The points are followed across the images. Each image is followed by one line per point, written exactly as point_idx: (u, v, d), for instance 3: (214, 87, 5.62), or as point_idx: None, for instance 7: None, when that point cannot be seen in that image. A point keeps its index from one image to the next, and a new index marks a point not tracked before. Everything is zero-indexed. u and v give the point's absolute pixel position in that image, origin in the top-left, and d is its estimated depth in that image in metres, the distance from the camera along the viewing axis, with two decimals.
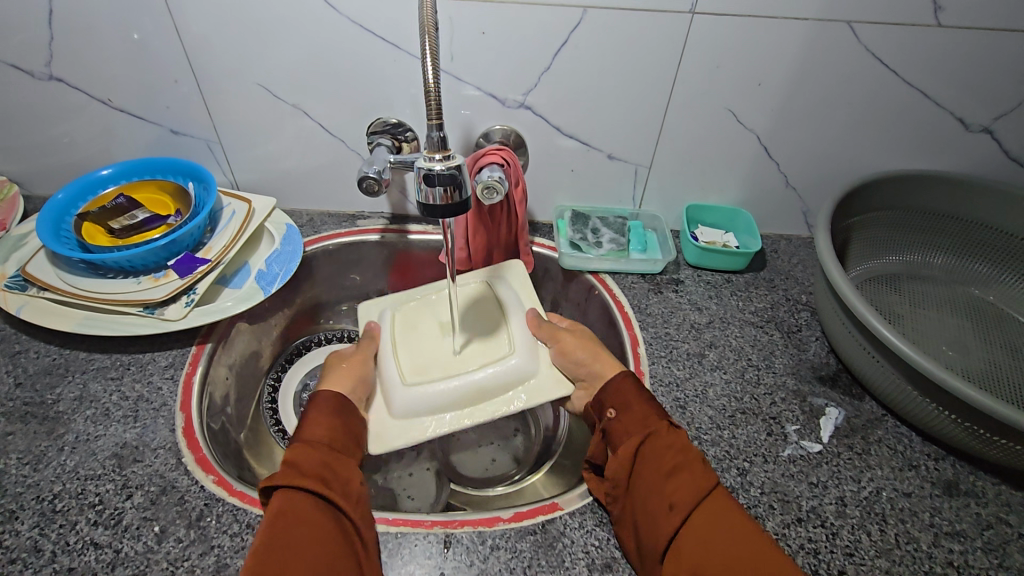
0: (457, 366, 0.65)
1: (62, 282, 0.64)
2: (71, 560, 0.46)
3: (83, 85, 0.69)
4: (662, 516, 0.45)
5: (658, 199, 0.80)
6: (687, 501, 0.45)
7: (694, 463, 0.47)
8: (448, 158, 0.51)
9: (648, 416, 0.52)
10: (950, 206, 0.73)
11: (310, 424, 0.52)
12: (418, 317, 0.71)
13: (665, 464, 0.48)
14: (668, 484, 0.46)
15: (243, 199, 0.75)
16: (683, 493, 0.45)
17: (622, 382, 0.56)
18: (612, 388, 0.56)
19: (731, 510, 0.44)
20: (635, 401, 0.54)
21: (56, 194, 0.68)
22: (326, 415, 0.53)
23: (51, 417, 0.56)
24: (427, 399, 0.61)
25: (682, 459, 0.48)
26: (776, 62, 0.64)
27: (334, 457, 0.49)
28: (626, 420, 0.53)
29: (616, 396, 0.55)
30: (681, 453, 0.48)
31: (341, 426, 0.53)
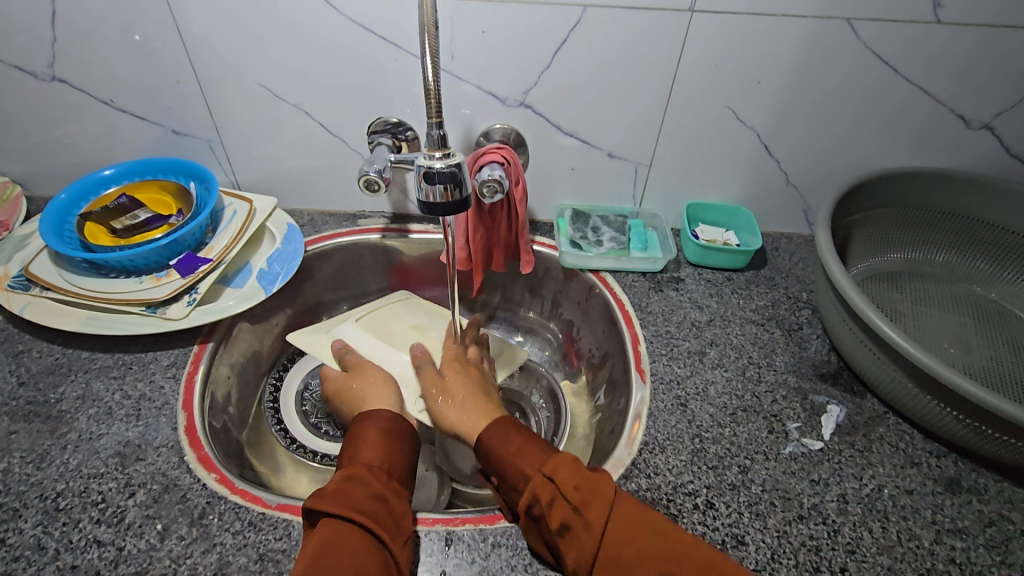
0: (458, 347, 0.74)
1: (65, 282, 0.64)
2: (75, 558, 0.46)
3: (85, 86, 0.69)
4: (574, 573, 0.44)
5: (658, 197, 0.80)
6: (583, 560, 0.43)
7: (579, 513, 0.44)
8: (447, 156, 0.51)
9: (524, 467, 0.49)
10: (951, 203, 0.73)
11: (369, 442, 0.52)
12: (390, 325, 0.76)
13: (552, 522, 0.45)
14: (566, 545, 0.44)
15: (244, 199, 0.75)
16: (579, 551, 0.44)
17: (495, 431, 0.53)
18: (487, 441, 0.52)
19: (649, 538, 0.43)
20: (508, 453, 0.50)
21: (59, 194, 0.68)
22: (384, 436, 0.53)
23: (54, 416, 0.56)
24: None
25: (562, 508, 0.45)
26: (776, 59, 0.64)
27: (380, 477, 0.49)
28: (507, 474, 0.50)
29: (490, 454, 0.52)
30: (561, 500, 0.45)
31: (393, 448, 0.53)
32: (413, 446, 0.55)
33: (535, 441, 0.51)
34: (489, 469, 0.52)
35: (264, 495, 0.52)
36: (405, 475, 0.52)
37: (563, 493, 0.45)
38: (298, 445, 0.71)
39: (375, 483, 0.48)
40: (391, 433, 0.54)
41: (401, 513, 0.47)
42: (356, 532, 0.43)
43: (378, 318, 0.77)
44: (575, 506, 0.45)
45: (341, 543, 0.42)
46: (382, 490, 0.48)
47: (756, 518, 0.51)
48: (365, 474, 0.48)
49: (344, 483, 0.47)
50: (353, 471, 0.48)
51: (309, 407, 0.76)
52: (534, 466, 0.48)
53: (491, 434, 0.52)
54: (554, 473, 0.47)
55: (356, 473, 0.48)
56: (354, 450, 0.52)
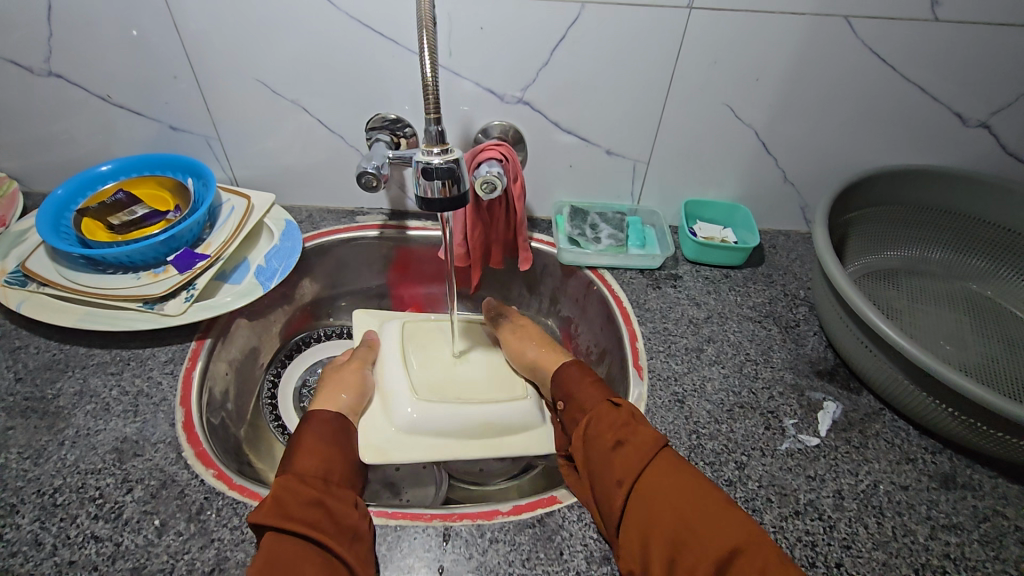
0: (463, 389, 0.69)
1: (62, 278, 0.64)
2: (72, 553, 0.46)
3: (82, 81, 0.69)
4: (613, 490, 0.48)
5: (656, 194, 0.80)
6: (631, 473, 0.48)
7: (637, 432, 0.52)
8: (446, 151, 0.51)
9: (592, 398, 0.58)
10: (949, 201, 0.73)
11: (304, 451, 0.53)
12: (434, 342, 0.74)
13: (609, 437, 0.52)
14: (614, 458, 0.50)
15: (242, 195, 0.75)
16: (628, 463, 0.49)
17: (569, 371, 0.63)
18: (564, 371, 0.63)
19: (679, 465, 0.49)
20: (580, 385, 0.60)
21: (56, 190, 0.68)
22: (317, 442, 0.55)
23: (51, 412, 0.56)
24: (430, 423, 0.64)
25: (622, 429, 0.52)
26: (774, 57, 0.65)
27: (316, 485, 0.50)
28: (576, 400, 0.60)
29: (565, 384, 0.62)
30: (623, 424, 0.53)
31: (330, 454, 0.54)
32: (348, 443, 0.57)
33: (602, 382, 0.61)
34: (563, 397, 0.62)
35: (261, 491, 0.52)
36: (345, 474, 0.53)
37: (628, 417, 0.53)
38: None
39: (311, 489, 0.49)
40: (322, 439, 0.55)
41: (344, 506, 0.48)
42: (295, 542, 0.44)
43: (419, 328, 0.76)
44: (621, 440, 0.51)
45: (282, 556, 0.43)
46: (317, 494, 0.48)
47: (752, 514, 0.52)
48: (301, 483, 0.49)
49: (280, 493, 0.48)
50: (287, 479, 0.49)
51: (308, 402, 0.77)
52: (600, 397, 0.58)
53: (570, 366, 0.63)
54: (618, 404, 0.55)
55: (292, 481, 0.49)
56: (290, 459, 0.52)
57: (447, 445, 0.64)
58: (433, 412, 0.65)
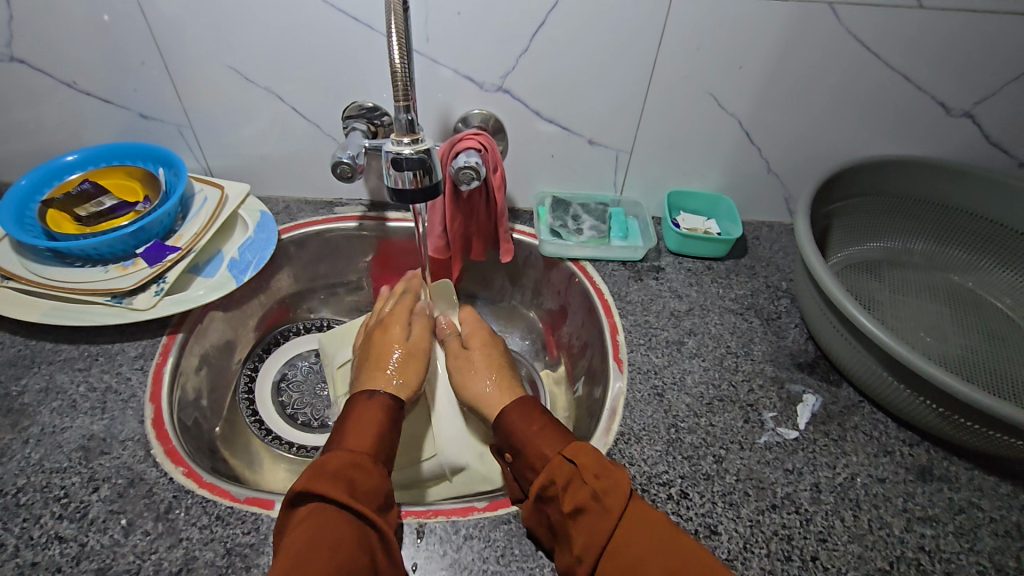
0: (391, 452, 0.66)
1: (27, 271, 0.62)
2: (35, 554, 0.45)
3: (46, 68, 0.67)
4: (575, 563, 0.44)
5: (639, 185, 0.79)
6: (591, 549, 0.42)
7: (596, 496, 0.44)
8: (417, 141, 0.50)
9: (545, 449, 0.49)
10: (931, 191, 0.73)
11: (353, 435, 0.51)
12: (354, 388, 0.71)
13: (564, 501, 0.45)
14: (574, 527, 0.44)
15: (215, 185, 0.73)
16: (591, 535, 0.43)
17: (517, 414, 0.54)
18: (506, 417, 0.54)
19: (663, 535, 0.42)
20: (530, 430, 0.52)
21: (19, 180, 0.66)
22: (380, 422, 0.53)
23: (16, 409, 0.55)
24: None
25: (579, 491, 0.45)
26: (758, 44, 0.63)
27: (360, 471, 0.47)
28: (528, 451, 0.50)
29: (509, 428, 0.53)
30: (581, 485, 0.45)
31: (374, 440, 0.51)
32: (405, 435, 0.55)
33: (559, 426, 0.52)
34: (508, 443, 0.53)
35: (232, 489, 0.51)
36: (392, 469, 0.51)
37: (581, 475, 0.46)
38: (274, 436, 0.72)
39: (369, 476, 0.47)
40: (380, 417, 0.53)
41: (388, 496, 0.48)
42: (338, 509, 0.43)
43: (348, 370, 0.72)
44: (571, 509, 0.44)
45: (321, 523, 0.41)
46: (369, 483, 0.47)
47: (729, 508, 0.51)
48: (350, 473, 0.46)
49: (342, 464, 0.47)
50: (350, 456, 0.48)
51: (286, 398, 0.76)
52: (555, 449, 0.49)
53: (516, 407, 0.54)
54: (574, 457, 0.47)
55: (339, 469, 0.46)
56: (338, 437, 0.51)
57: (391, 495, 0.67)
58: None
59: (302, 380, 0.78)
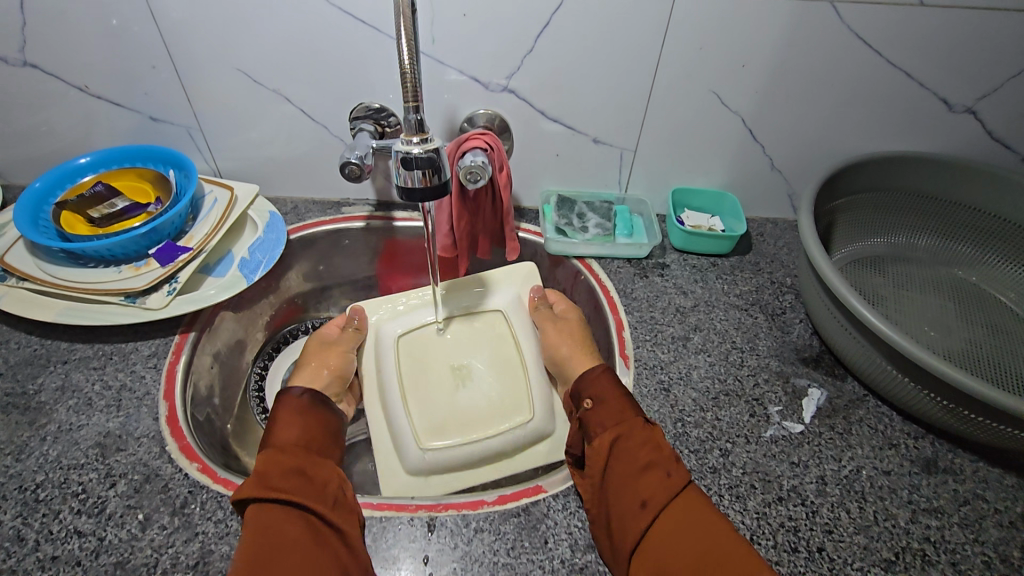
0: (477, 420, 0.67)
1: (42, 272, 0.63)
2: (55, 548, 0.46)
3: (58, 71, 0.68)
4: (632, 511, 0.46)
5: (644, 183, 0.80)
6: (659, 498, 0.46)
7: (673, 459, 0.48)
8: (426, 140, 0.50)
9: (625, 410, 0.53)
10: (934, 187, 0.73)
11: (281, 425, 0.52)
12: (428, 358, 0.71)
13: (643, 455, 0.49)
14: (643, 479, 0.47)
15: (225, 187, 0.74)
16: (656, 489, 0.46)
17: (594, 378, 0.57)
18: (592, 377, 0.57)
19: (705, 504, 0.46)
20: (612, 392, 0.55)
21: (33, 183, 0.67)
22: (294, 414, 0.54)
23: (33, 407, 0.56)
24: (443, 464, 0.63)
25: (657, 452, 0.49)
26: (761, 42, 0.64)
27: (285, 461, 0.48)
28: (608, 407, 0.53)
29: (594, 387, 0.56)
30: (657, 448, 0.49)
31: (294, 426, 0.53)
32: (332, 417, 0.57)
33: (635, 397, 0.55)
34: (591, 397, 0.55)
35: None
36: (325, 448, 0.53)
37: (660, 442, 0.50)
38: None
39: (294, 461, 0.49)
40: (299, 410, 0.54)
41: (317, 472, 0.49)
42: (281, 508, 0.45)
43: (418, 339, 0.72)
44: (645, 463, 0.48)
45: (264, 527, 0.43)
46: (297, 467, 0.48)
47: (736, 500, 0.52)
48: (271, 467, 0.47)
49: (263, 463, 0.48)
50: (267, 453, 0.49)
51: None
52: (634, 412, 0.53)
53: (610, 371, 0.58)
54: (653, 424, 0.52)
55: (265, 467, 0.47)
56: (268, 434, 0.52)
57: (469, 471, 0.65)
58: (443, 452, 0.64)
59: None
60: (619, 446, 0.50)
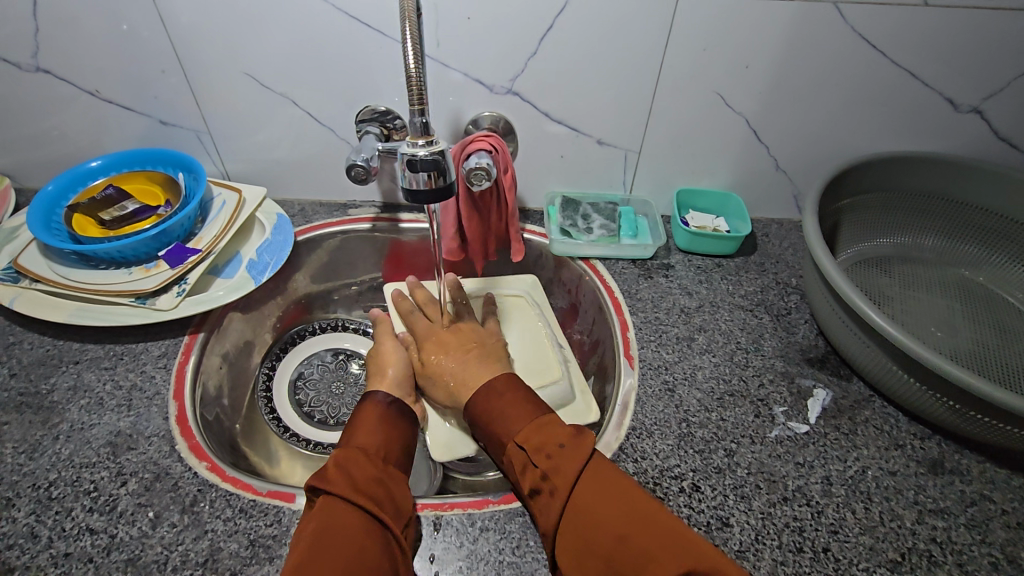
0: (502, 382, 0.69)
1: (54, 273, 0.64)
2: (68, 545, 0.47)
3: (70, 76, 0.69)
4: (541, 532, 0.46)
5: (649, 184, 0.80)
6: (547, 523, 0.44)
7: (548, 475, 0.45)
8: (431, 143, 0.50)
9: (504, 431, 0.50)
10: (940, 187, 0.73)
11: (362, 429, 0.53)
12: None
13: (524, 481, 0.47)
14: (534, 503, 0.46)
15: (233, 189, 0.75)
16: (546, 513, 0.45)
17: (483, 395, 0.54)
18: (474, 407, 0.53)
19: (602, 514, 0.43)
20: (496, 403, 0.52)
21: (46, 186, 0.68)
22: (377, 420, 0.54)
23: (46, 407, 0.57)
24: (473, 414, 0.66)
25: (533, 474, 0.46)
26: (765, 43, 0.64)
27: (365, 467, 0.48)
28: (494, 429, 0.51)
29: (479, 407, 0.53)
30: (534, 469, 0.46)
31: (375, 432, 0.52)
32: (411, 428, 0.56)
33: (516, 402, 0.52)
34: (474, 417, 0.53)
35: (254, 482, 0.53)
36: (402, 458, 0.52)
37: (533, 460, 0.47)
38: (291, 432, 0.74)
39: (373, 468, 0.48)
40: (384, 416, 0.54)
41: (391, 486, 0.48)
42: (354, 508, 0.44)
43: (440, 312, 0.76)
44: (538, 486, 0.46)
45: (340, 524, 0.42)
46: (377, 475, 0.48)
47: (741, 500, 0.52)
48: (353, 470, 0.47)
49: (344, 461, 0.48)
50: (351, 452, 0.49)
51: (303, 396, 0.78)
52: (517, 429, 0.50)
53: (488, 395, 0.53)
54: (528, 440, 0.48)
55: (347, 468, 0.47)
56: (349, 434, 0.52)
57: None
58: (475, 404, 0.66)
59: (318, 379, 0.80)
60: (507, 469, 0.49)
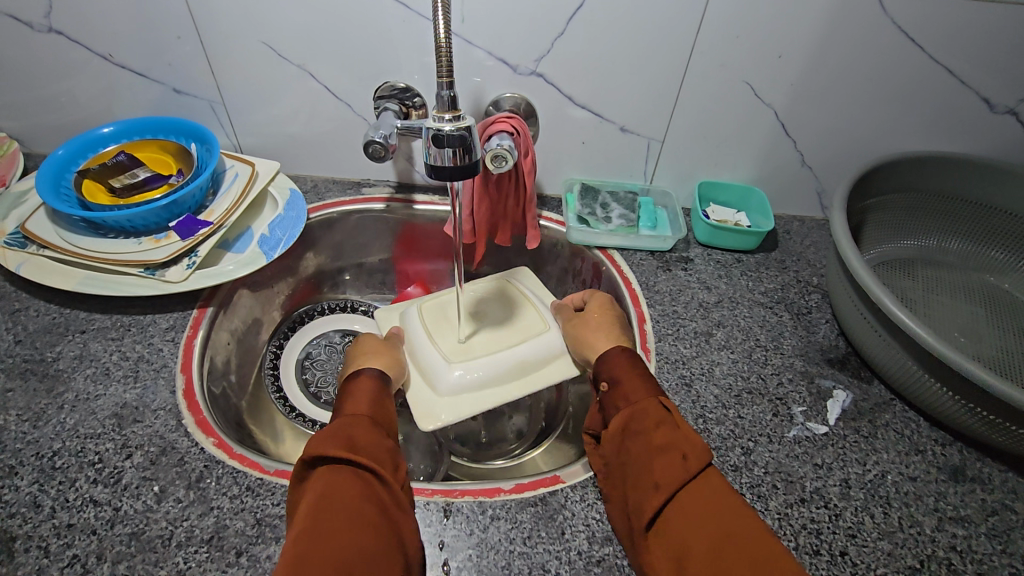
0: (493, 345, 0.67)
1: (62, 240, 0.63)
2: (71, 516, 0.46)
3: (83, 39, 0.67)
4: (648, 494, 0.44)
5: (670, 175, 0.78)
6: (674, 482, 0.44)
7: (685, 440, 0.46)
8: (457, 118, 0.49)
9: (639, 390, 0.51)
10: (969, 190, 0.71)
11: (348, 402, 0.51)
12: (440, 308, 0.71)
13: (655, 437, 0.47)
14: (657, 462, 0.45)
15: (246, 162, 0.73)
16: (669, 470, 0.44)
17: (617, 361, 0.55)
18: (609, 363, 0.55)
19: (724, 486, 0.43)
20: (627, 371, 0.54)
21: (56, 150, 0.66)
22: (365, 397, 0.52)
23: (51, 375, 0.56)
24: (469, 378, 0.63)
25: (668, 431, 0.47)
26: (800, 32, 0.62)
27: (357, 435, 0.47)
28: (622, 391, 0.52)
29: (609, 367, 0.55)
30: (671, 428, 0.47)
31: (362, 404, 0.51)
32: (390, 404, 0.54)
33: (653, 377, 0.54)
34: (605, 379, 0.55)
35: (262, 460, 0.52)
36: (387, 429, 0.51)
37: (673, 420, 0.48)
38: (298, 413, 0.72)
39: (363, 434, 0.47)
40: (372, 394, 0.53)
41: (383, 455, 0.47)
42: (351, 476, 0.43)
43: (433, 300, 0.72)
44: (665, 445, 0.46)
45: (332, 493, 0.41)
46: (366, 442, 0.47)
47: (757, 500, 0.51)
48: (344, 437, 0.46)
49: (331, 431, 0.47)
50: (337, 421, 0.48)
51: (310, 375, 0.77)
52: (649, 392, 0.51)
53: (621, 354, 0.56)
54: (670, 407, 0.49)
55: (336, 436, 0.46)
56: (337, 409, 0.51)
57: (489, 394, 0.63)
58: (468, 369, 0.64)
59: (326, 359, 0.79)
60: (630, 428, 0.49)
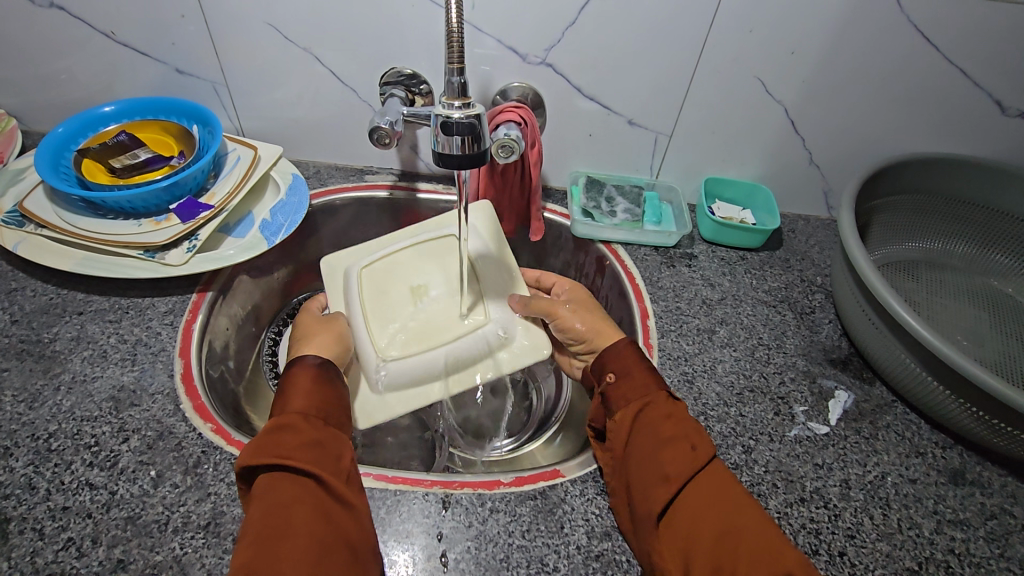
0: (435, 335, 0.61)
1: (61, 220, 0.62)
2: (66, 499, 0.46)
3: (85, 15, 0.66)
4: (657, 485, 0.44)
5: (677, 169, 0.78)
6: (685, 474, 0.43)
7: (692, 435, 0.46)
8: (468, 105, 0.48)
9: (649, 384, 0.51)
10: (977, 193, 0.71)
11: (294, 392, 0.48)
12: (387, 281, 0.64)
13: (665, 428, 0.47)
14: (667, 452, 0.45)
15: (249, 146, 0.72)
16: (679, 460, 0.44)
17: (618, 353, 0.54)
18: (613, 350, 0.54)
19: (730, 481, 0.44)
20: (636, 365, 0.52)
21: (56, 128, 0.65)
22: (309, 387, 0.49)
23: (48, 356, 0.55)
24: (406, 375, 0.58)
25: (680, 424, 0.47)
26: (814, 28, 0.61)
27: (297, 436, 0.44)
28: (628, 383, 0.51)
29: (618, 360, 0.53)
30: (682, 424, 0.47)
31: (309, 395, 0.48)
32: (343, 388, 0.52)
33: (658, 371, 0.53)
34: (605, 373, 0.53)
35: None
36: (339, 417, 0.49)
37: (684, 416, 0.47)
38: None
39: (303, 434, 0.45)
40: (325, 382, 0.50)
41: (328, 455, 0.45)
42: (294, 484, 0.42)
43: (377, 263, 0.65)
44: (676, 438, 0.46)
45: (276, 505, 0.40)
46: (308, 442, 0.44)
47: (757, 498, 0.51)
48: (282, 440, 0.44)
49: (270, 437, 0.44)
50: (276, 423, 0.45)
51: None
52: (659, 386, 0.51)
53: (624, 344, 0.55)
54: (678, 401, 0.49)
55: (275, 439, 0.44)
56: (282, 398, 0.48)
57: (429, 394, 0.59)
58: (403, 363, 0.58)
59: None
60: (642, 420, 0.48)
